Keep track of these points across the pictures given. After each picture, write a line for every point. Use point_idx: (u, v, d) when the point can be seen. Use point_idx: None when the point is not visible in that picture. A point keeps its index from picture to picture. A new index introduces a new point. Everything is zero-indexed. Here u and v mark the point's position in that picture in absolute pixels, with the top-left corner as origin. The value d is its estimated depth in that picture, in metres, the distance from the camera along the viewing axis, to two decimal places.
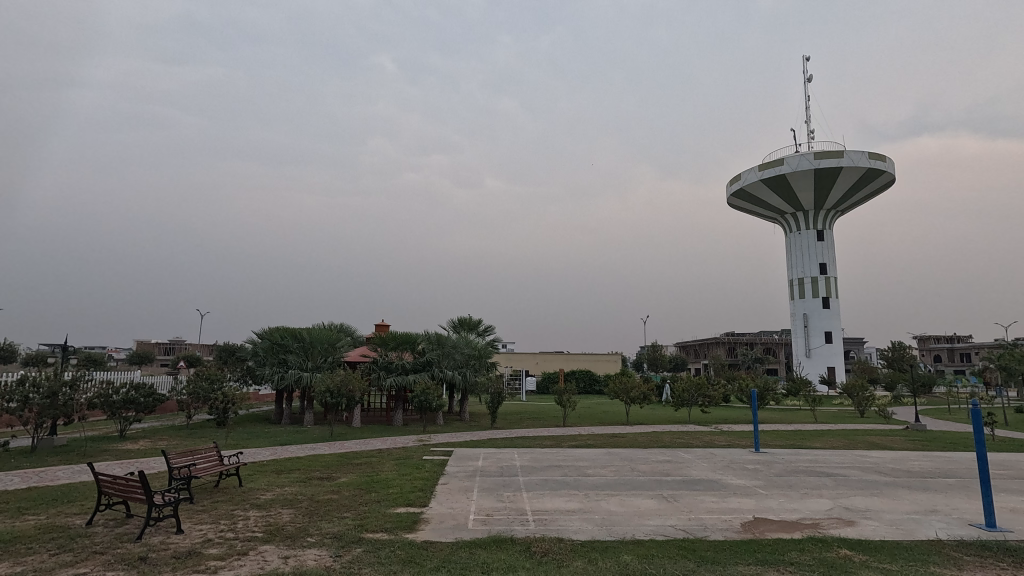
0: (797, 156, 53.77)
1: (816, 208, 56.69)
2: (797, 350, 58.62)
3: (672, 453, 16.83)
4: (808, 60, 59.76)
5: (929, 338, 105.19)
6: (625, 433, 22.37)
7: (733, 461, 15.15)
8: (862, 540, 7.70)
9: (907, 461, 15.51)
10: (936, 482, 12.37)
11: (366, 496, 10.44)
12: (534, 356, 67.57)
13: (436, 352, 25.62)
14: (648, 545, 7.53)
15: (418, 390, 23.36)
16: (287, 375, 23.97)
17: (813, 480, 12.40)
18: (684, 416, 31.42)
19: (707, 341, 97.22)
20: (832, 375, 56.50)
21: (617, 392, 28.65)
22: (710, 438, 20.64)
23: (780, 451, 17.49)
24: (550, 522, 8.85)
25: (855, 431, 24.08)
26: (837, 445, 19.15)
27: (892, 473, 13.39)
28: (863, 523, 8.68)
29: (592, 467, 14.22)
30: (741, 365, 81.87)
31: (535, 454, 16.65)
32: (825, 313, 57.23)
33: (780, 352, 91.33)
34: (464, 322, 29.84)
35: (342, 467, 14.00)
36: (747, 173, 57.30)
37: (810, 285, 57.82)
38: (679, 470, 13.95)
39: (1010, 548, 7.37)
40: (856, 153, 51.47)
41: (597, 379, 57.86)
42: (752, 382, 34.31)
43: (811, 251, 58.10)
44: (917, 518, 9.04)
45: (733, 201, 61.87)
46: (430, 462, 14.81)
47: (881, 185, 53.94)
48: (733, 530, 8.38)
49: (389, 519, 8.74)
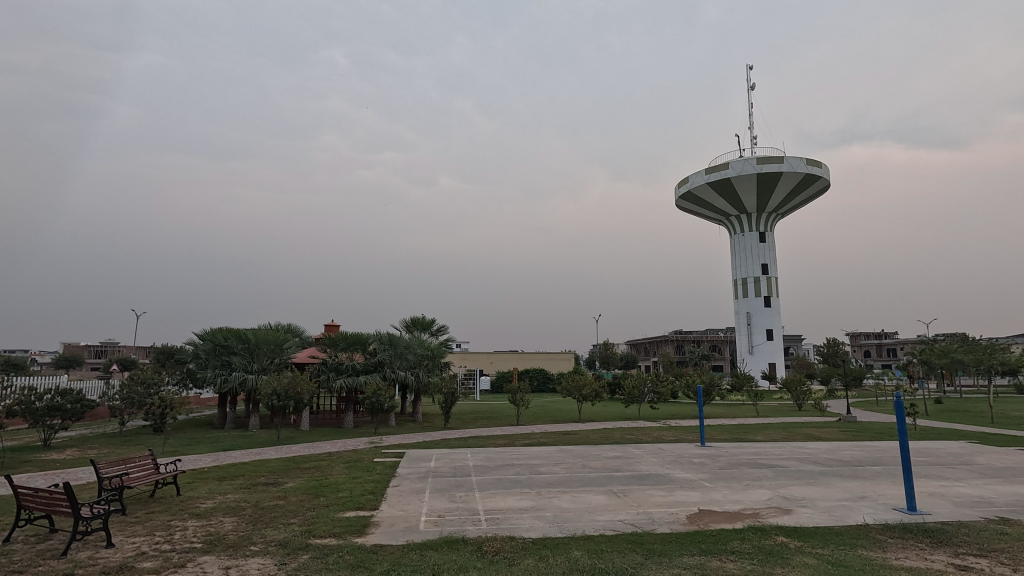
0: (740, 160, 55.94)
1: (759, 210, 59.14)
2: (741, 347, 61.11)
3: (623, 449, 17.22)
4: (751, 69, 62.50)
5: (860, 334, 111.49)
6: (578, 431, 22.68)
7: (680, 456, 15.59)
8: (798, 528, 8.09)
9: (840, 451, 16.42)
10: (866, 470, 13.16)
11: (314, 501, 10.16)
12: (488, 355, 67.67)
13: (388, 353, 25.19)
14: (599, 540, 7.65)
15: (369, 391, 22.87)
16: (231, 378, 23.06)
17: (755, 472, 12.96)
18: (635, 412, 32.14)
19: (656, 339, 99.81)
20: (773, 370, 59.27)
21: (569, 390, 28.99)
22: (659, 434, 21.23)
23: (724, 445, 18.23)
24: (502, 522, 8.86)
25: (793, 424, 25.28)
26: (777, 438, 20.09)
27: (826, 464, 14.12)
28: (798, 512, 9.15)
29: (545, 466, 14.35)
30: (689, 363, 84.37)
31: (488, 453, 16.64)
32: (767, 311, 59.87)
33: (725, 349, 94.93)
34: (417, 322, 29.43)
35: (289, 471, 13.61)
36: (694, 176, 59.24)
37: (753, 285, 60.36)
38: (630, 466, 14.26)
39: (930, 530, 7.89)
40: (795, 159, 54.09)
41: (550, 378, 58.56)
42: (699, 378, 35.57)
43: (754, 252, 60.59)
44: (848, 505, 9.59)
45: (681, 203, 63.75)
46: (382, 465, 14.57)
47: (818, 190, 56.93)
48: (679, 523, 8.63)
49: (337, 523, 8.53)
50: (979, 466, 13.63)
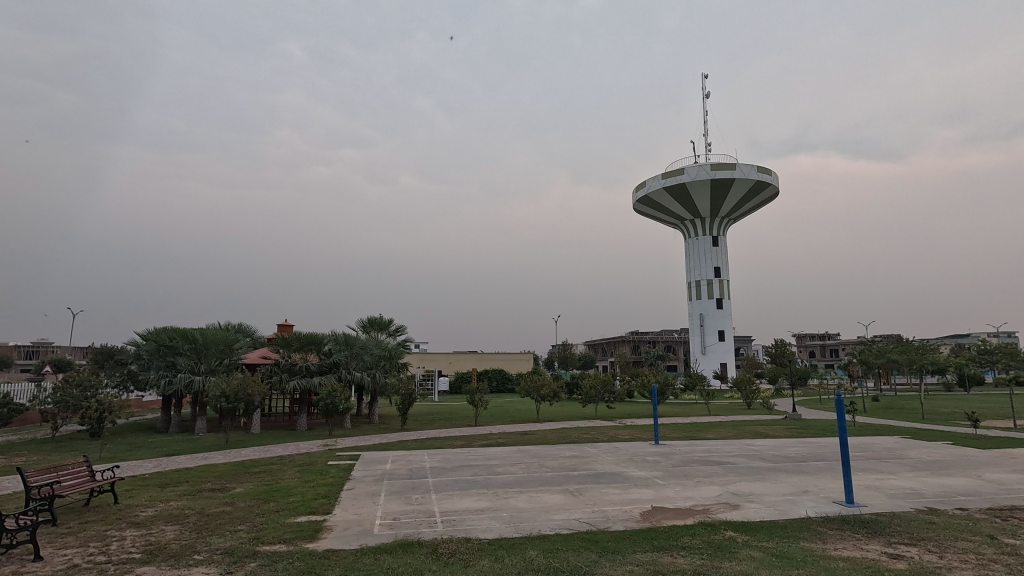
0: (695, 166, 57.58)
1: (712, 215, 60.98)
2: (694, 348, 62.85)
3: (580, 448, 17.44)
4: (705, 78, 64.52)
5: (806, 335, 116.50)
6: (535, 431, 22.77)
7: (634, 455, 15.89)
8: (745, 522, 8.38)
9: (785, 448, 17.14)
10: (808, 465, 13.77)
11: (264, 507, 9.84)
12: (446, 355, 67.23)
13: (344, 354, 24.66)
14: (554, 539, 7.72)
15: (323, 393, 22.33)
16: (176, 380, 22.08)
17: (705, 469, 13.36)
18: (592, 412, 32.59)
19: (613, 339, 101.57)
20: (724, 370, 61.27)
21: (528, 390, 29.09)
22: (615, 433, 21.63)
23: (676, 443, 18.72)
24: (458, 523, 8.82)
25: (743, 422, 26.17)
26: (727, 436, 20.76)
27: (772, 460, 14.69)
28: (746, 507, 9.48)
29: (502, 466, 14.37)
30: (645, 363, 86.20)
31: (445, 455, 16.51)
32: (719, 313, 61.80)
33: (679, 350, 97.61)
34: (373, 322, 28.94)
35: (237, 476, 13.13)
36: (651, 180, 60.59)
37: (706, 287, 62.18)
38: (586, 465, 14.46)
39: (866, 521, 8.31)
40: (747, 166, 56.09)
41: (509, 378, 58.70)
42: (654, 378, 36.43)
43: (707, 256, 62.41)
44: (792, 499, 10.00)
45: (638, 207, 65.03)
46: (335, 468, 14.25)
47: (767, 197, 59.24)
48: (633, 520, 8.80)
49: (287, 529, 8.28)
50: (910, 460, 14.49)
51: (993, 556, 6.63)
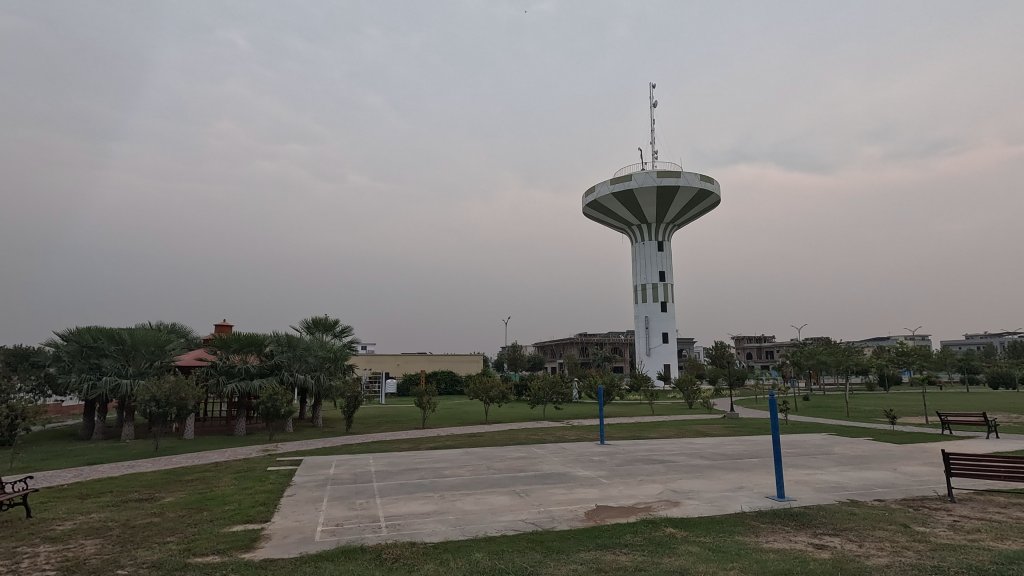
0: (642, 173, 59.16)
1: (658, 220, 62.82)
2: (639, 349, 64.55)
3: (527, 450, 17.56)
4: (653, 87, 66.48)
5: (744, 338, 121.96)
6: (483, 433, 22.72)
7: (580, 455, 16.15)
8: (684, 518, 8.68)
9: (723, 446, 17.86)
10: (744, 462, 14.41)
11: (196, 516, 9.37)
12: (395, 357, 66.22)
13: (286, 355, 23.84)
14: (500, 541, 7.73)
15: (263, 396, 21.48)
16: (100, 383, 20.69)
17: (648, 468, 13.74)
18: (540, 413, 32.90)
19: (562, 341, 103.08)
20: (668, 371, 63.24)
21: (476, 392, 28.97)
22: (562, 433, 21.93)
23: (621, 442, 19.18)
24: (403, 527, 8.70)
25: (685, 422, 27.07)
26: (669, 435, 21.43)
27: (710, 458, 15.28)
28: (685, 503, 9.82)
29: (449, 468, 14.28)
30: (593, 364, 87.82)
31: (392, 458, 16.22)
32: (663, 315, 63.78)
33: (626, 351, 100.17)
34: (318, 322, 28.14)
35: (167, 485, 12.42)
36: (600, 186, 61.80)
37: (651, 290, 64.05)
38: (533, 465, 14.58)
39: (795, 514, 8.78)
40: (690, 175, 58.18)
41: (458, 380, 58.43)
42: (601, 379, 37.14)
43: (653, 260, 64.20)
44: (728, 495, 10.44)
45: (587, 211, 66.18)
46: (275, 474, 13.74)
47: (709, 205, 61.71)
48: (578, 519, 8.93)
49: (221, 539, 7.92)
50: (835, 455, 15.41)
51: (906, 543, 7.14)
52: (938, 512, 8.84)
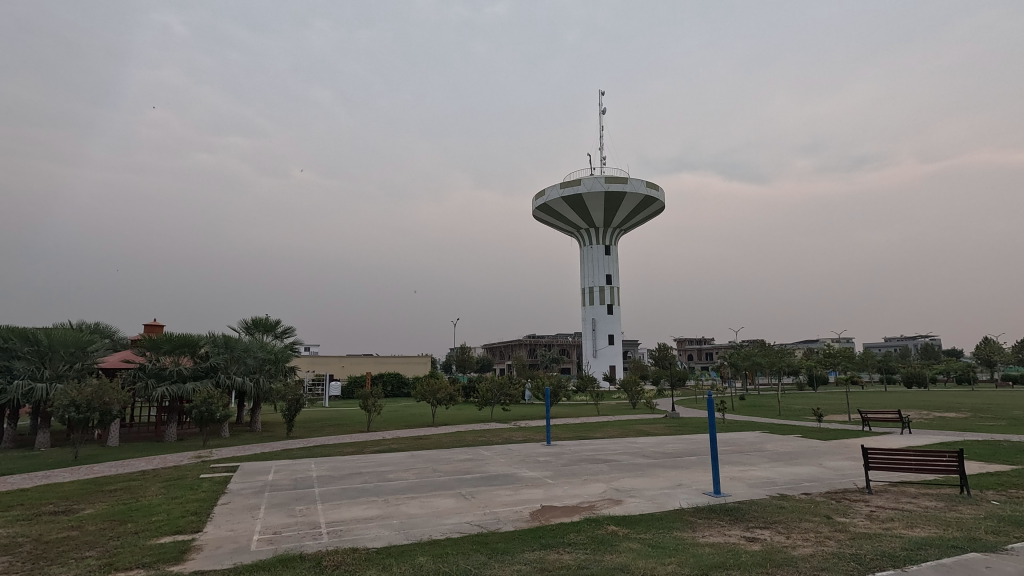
0: (591, 178, 60.27)
1: (605, 225, 64.19)
2: (586, 351, 65.68)
3: (474, 452, 17.50)
4: (603, 95, 67.98)
5: (685, 340, 126.35)
6: (430, 435, 22.52)
7: (527, 456, 16.28)
8: (626, 516, 8.90)
9: (664, 445, 18.44)
10: (683, 460, 14.92)
11: (120, 529, 8.80)
12: (339, 359, 64.54)
13: (223, 357, 22.79)
14: (444, 544, 7.68)
15: (197, 399, 20.42)
16: (10, 388, 19.08)
17: (592, 467, 14.01)
18: (488, 414, 32.91)
19: (511, 342, 103.61)
20: (613, 372, 64.68)
21: (424, 394, 28.63)
22: (509, 435, 22.01)
23: (566, 442, 19.45)
24: (345, 533, 8.49)
25: (629, 421, 27.77)
26: (613, 435, 21.93)
27: (652, 456, 15.72)
28: (627, 501, 10.07)
29: (394, 472, 14.05)
30: (541, 365, 88.62)
31: (334, 462, 15.79)
32: (609, 318, 65.18)
33: (573, 352, 101.73)
34: (258, 322, 27.06)
35: (87, 496, 11.59)
36: (550, 189, 62.53)
37: (599, 293, 65.34)
38: (480, 467, 14.57)
39: (729, 509, 9.17)
40: (637, 181, 59.79)
41: (406, 382, 57.61)
42: (548, 380, 37.53)
43: (600, 263, 65.50)
44: (668, 492, 10.79)
45: (537, 214, 66.77)
46: (209, 481, 13.09)
47: (654, 211, 63.62)
48: (523, 520, 9.00)
49: (147, 552, 7.47)
50: (767, 452, 16.19)
51: (828, 534, 7.60)
52: (857, 503, 9.45)
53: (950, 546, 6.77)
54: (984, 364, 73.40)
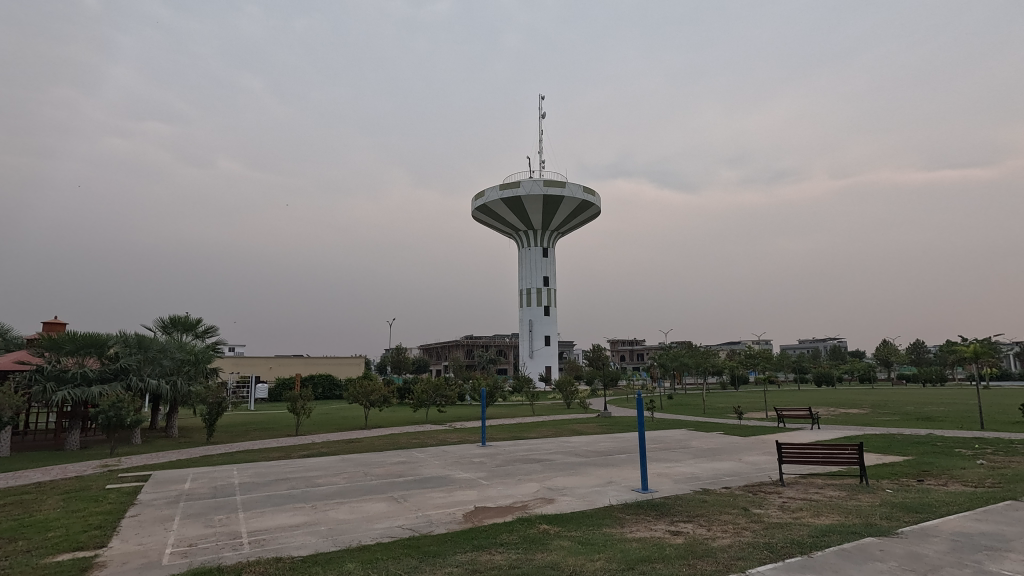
0: (530, 181, 60.89)
1: (543, 228, 65.05)
2: (523, 352, 66.29)
3: (407, 454, 17.21)
4: (543, 99, 68.86)
5: (618, 341, 130.00)
6: (362, 438, 21.97)
7: (462, 457, 16.20)
8: (558, 515, 9.04)
9: (596, 443, 18.90)
10: (614, 458, 15.36)
11: (9, 548, 7.98)
12: (267, 360, 61.70)
13: (135, 358, 21.20)
14: (374, 549, 7.49)
15: (103, 404, 18.87)
16: None
17: (526, 468, 14.14)
18: (423, 416, 32.49)
19: (448, 343, 102.88)
20: (549, 373, 65.61)
21: (356, 396, 27.85)
22: (444, 436, 21.82)
23: (501, 443, 19.52)
24: (269, 542, 8.12)
25: (563, 421, 28.25)
26: (547, 435, 22.23)
27: (584, 455, 16.06)
28: (559, 500, 10.25)
29: (323, 477, 13.60)
30: (478, 366, 88.56)
31: (259, 469, 15.05)
32: (546, 319, 66.11)
33: (510, 354, 102.37)
34: (176, 321, 25.41)
35: None
36: (490, 190, 62.64)
37: (536, 295, 66.15)
38: (413, 469, 14.36)
39: (656, 504, 9.53)
40: (574, 186, 61.09)
41: (338, 384, 55.90)
42: (485, 382, 37.57)
43: (538, 265, 66.31)
44: (598, 490, 11.07)
45: (476, 215, 66.72)
46: (116, 492, 12.13)
47: (590, 215, 65.19)
48: (456, 522, 8.95)
49: (39, 572, 6.81)
50: (692, 449, 16.97)
51: (745, 525, 8.06)
52: (771, 495, 10.08)
53: (851, 532, 7.35)
54: (883, 365, 80.28)
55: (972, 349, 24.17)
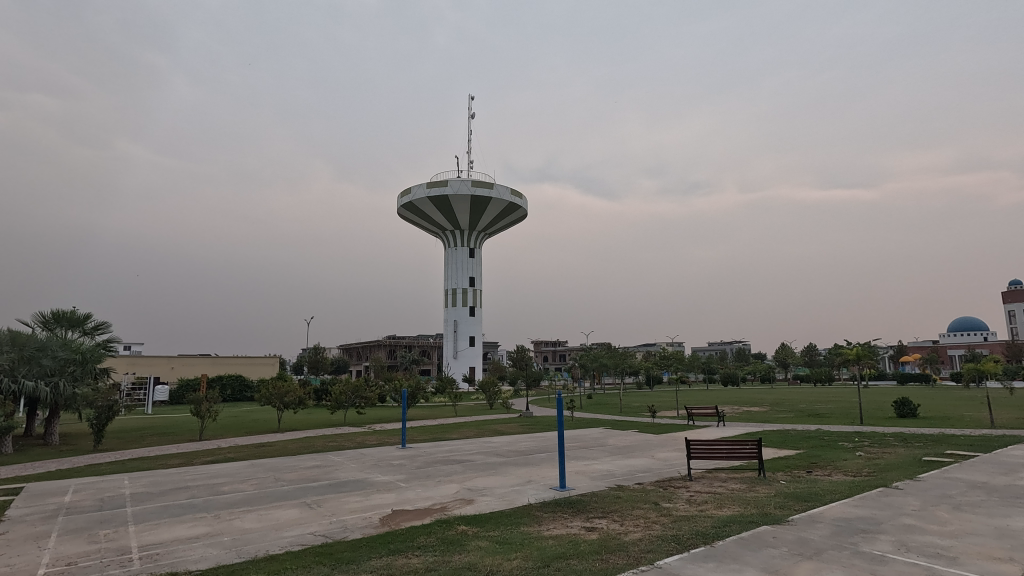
0: (458, 180, 60.58)
1: (470, 228, 64.94)
2: (447, 352, 65.75)
3: (323, 458, 16.56)
4: (473, 100, 68.96)
5: (542, 343, 131.84)
6: (274, 442, 20.88)
7: (380, 459, 15.79)
8: (476, 515, 9.03)
9: (517, 443, 19.11)
10: (533, 458, 15.59)
11: None
12: (168, 360, 57.10)
13: (7, 358, 18.94)
14: (282, 559, 7.12)
15: None
16: None
17: (447, 469, 14.02)
18: (341, 418, 31.44)
19: (370, 344, 100.11)
20: (473, 374, 65.51)
21: (269, 398, 26.42)
22: (362, 439, 21.20)
23: (422, 445, 19.26)
24: (163, 556, 7.49)
25: (485, 422, 28.31)
26: (469, 435, 22.21)
27: (505, 455, 16.18)
28: (479, 500, 10.25)
29: (229, 484, 12.78)
30: (401, 367, 86.84)
31: (155, 477, 13.88)
32: (471, 320, 65.99)
33: (434, 354, 101.28)
34: (60, 316, 22.97)
35: None
36: (417, 189, 61.59)
37: (461, 295, 65.88)
38: (328, 473, 13.85)
39: (572, 501, 9.78)
40: (502, 188, 61.54)
41: (249, 386, 52.84)
42: (407, 383, 36.93)
43: (464, 266, 66.07)
44: (517, 489, 11.18)
45: (402, 213, 65.44)
46: None
47: (517, 217, 65.99)
48: (372, 526, 8.70)
49: None
50: (608, 447, 17.56)
51: (655, 519, 8.44)
52: (680, 489, 10.63)
53: (749, 522, 7.90)
54: (781, 366, 87.03)
55: (854, 352, 26.75)
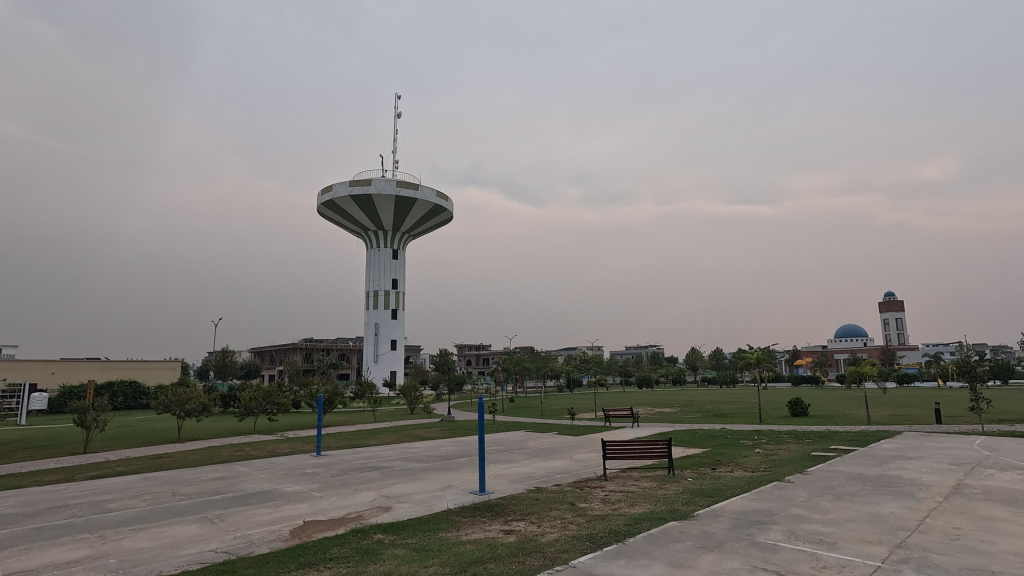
0: (382, 180, 59.23)
1: (394, 229, 63.62)
2: (367, 356, 63.86)
3: (228, 468, 15.52)
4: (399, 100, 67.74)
5: (465, 346, 131.25)
6: (172, 453, 19.32)
7: (292, 469, 15.04)
8: (393, 523, 8.83)
9: (437, 448, 18.89)
10: (454, 462, 15.47)
11: None
12: (48, 365, 51.31)
13: None
14: None
15: None
16: None
17: (364, 476, 13.61)
18: (250, 426, 29.64)
19: (284, 347, 95.29)
20: (394, 378, 64.06)
21: (167, 405, 24.41)
22: (272, 447, 20.10)
23: (338, 452, 18.58)
24: None
25: (404, 427, 27.76)
26: (388, 441, 21.67)
27: (425, 460, 15.94)
28: (396, 508, 10.03)
29: (119, 500, 11.67)
30: (318, 371, 83.25)
31: (28, 496, 12.38)
32: (393, 322, 64.53)
33: (353, 357, 98.09)
34: None
35: None
36: (338, 186, 59.50)
37: (383, 297, 64.30)
38: (234, 485, 13.00)
39: (492, 505, 9.81)
40: (427, 190, 60.96)
41: (145, 392, 48.63)
42: (323, 388, 35.47)
43: (386, 267, 64.58)
44: (436, 494, 11.05)
45: (321, 211, 62.93)
46: None
47: (443, 220, 65.60)
48: (280, 539, 8.27)
49: None
50: (528, 450, 17.78)
51: (572, 519, 8.66)
52: (596, 490, 10.96)
53: (658, 518, 8.30)
54: (691, 369, 91.87)
55: (755, 356, 28.80)
